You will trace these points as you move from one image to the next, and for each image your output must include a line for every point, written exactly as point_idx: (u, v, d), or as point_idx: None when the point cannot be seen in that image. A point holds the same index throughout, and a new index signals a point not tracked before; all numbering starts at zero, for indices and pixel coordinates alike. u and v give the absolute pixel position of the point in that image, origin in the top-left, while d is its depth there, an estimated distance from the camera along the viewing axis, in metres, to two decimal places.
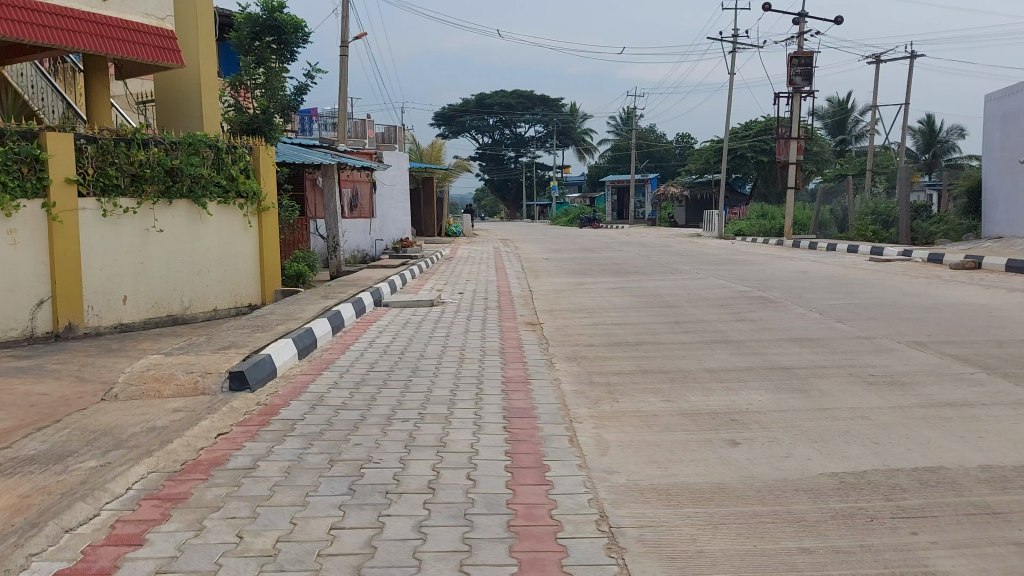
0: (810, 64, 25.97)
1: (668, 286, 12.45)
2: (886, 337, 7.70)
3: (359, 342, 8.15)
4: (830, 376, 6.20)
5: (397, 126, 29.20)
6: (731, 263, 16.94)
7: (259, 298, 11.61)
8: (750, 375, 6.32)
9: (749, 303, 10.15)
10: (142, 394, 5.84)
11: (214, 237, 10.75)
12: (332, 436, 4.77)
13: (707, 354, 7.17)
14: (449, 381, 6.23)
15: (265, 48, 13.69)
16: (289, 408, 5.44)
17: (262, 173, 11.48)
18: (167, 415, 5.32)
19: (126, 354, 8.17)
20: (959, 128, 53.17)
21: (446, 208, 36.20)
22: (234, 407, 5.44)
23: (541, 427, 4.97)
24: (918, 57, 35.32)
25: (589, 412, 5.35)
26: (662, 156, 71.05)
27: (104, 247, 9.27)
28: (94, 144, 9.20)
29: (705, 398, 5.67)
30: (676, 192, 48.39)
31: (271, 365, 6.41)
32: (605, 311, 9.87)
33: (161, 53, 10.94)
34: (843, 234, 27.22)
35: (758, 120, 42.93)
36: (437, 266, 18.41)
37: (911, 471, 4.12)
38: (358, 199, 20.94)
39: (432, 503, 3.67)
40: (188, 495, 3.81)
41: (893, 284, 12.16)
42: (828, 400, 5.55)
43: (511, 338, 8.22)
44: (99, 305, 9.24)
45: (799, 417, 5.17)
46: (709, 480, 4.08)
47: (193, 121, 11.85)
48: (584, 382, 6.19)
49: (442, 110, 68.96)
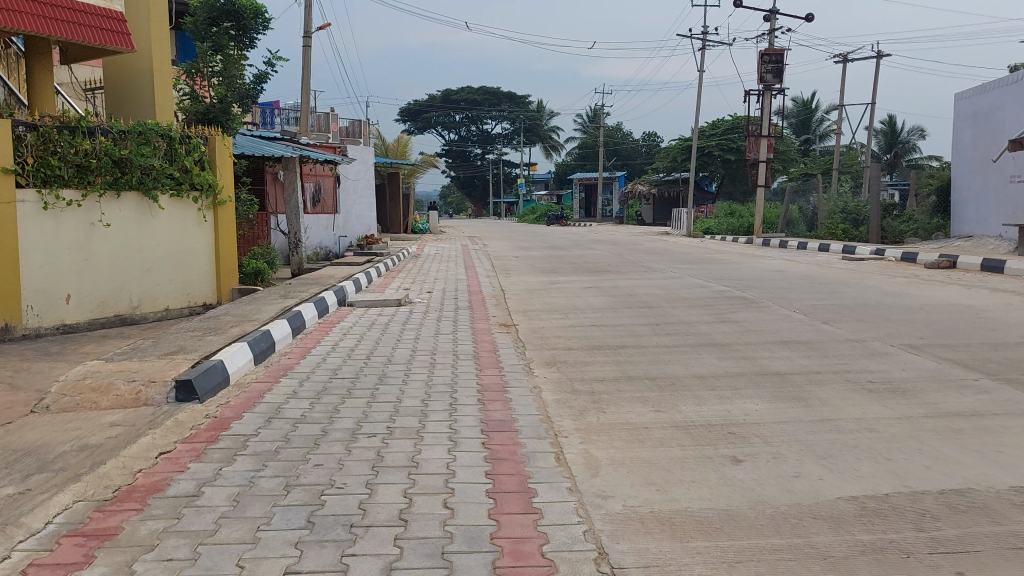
0: (780, 62, 25.79)
1: (643, 285, 12.04)
2: (877, 340, 7.33)
3: (322, 346, 7.60)
4: (827, 384, 5.80)
5: (362, 120, 28.50)
6: (705, 262, 16.61)
7: (214, 296, 11.02)
8: (743, 382, 5.89)
9: (731, 304, 9.75)
10: (77, 406, 5.25)
11: (165, 232, 10.13)
12: (288, 456, 4.24)
13: (695, 359, 6.74)
14: (419, 390, 5.73)
15: (223, 35, 13.04)
16: (242, 422, 4.89)
17: (218, 165, 10.88)
18: (102, 431, 4.74)
19: (67, 359, 7.54)
20: (919, 129, 53.99)
21: (411, 204, 35.53)
22: (179, 421, 4.89)
23: (523, 442, 4.49)
24: (885, 57, 35.46)
25: (574, 425, 4.87)
26: (629, 154, 70.94)
27: (46, 243, 8.62)
28: (34, 131, 8.54)
29: (698, 408, 5.23)
30: (643, 189, 48.04)
31: (222, 372, 5.85)
32: (581, 312, 9.42)
33: (110, 37, 10.18)
34: (812, 233, 27.12)
35: (725, 118, 42.84)
36: (405, 264, 17.78)
37: (937, 495, 3.69)
38: (321, 193, 20.24)
39: (404, 539, 3.17)
40: (119, 530, 3.25)
41: (872, 284, 11.88)
42: (830, 410, 5.12)
43: (484, 341, 7.73)
44: (39, 305, 8.57)
45: (802, 430, 4.73)
46: (716, 505, 3.60)
47: (144, 110, 11.15)
48: (565, 391, 5.71)
49: (408, 106, 68.09)
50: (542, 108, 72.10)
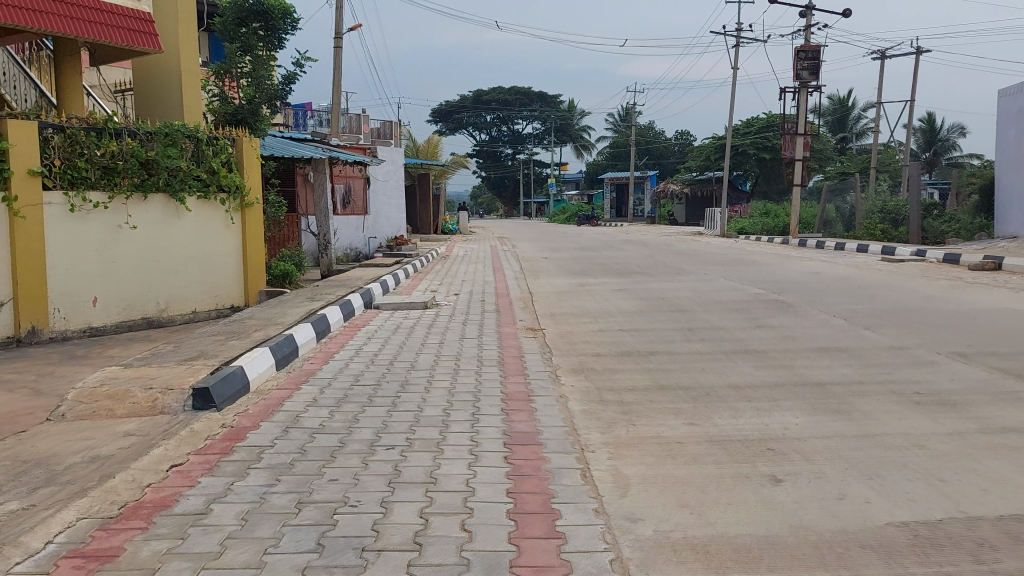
0: (817, 58, 25.25)
1: (676, 288, 11.75)
2: (923, 347, 7.00)
3: (345, 351, 7.45)
4: (870, 395, 5.51)
5: (393, 121, 28.45)
6: (740, 264, 16.24)
7: (242, 299, 10.93)
8: (782, 393, 5.62)
9: (767, 309, 9.45)
10: (93, 413, 5.14)
11: (192, 234, 10.06)
12: (303, 470, 4.07)
13: (729, 367, 6.48)
14: (442, 399, 5.53)
15: (252, 35, 12.89)
16: (258, 433, 4.74)
17: (247, 166, 10.79)
18: (115, 441, 4.61)
19: (91, 363, 7.46)
20: (959, 126, 52.81)
21: (442, 205, 35.45)
22: (194, 431, 4.75)
23: (548, 457, 4.28)
24: (924, 53, 34.65)
25: (603, 439, 4.64)
26: (661, 153, 70.30)
27: (72, 246, 8.58)
28: (61, 133, 8.50)
29: (734, 421, 4.97)
30: (675, 189, 47.45)
31: (242, 378, 5.70)
32: (612, 316, 9.17)
33: (138, 38, 10.22)
34: (850, 233, 26.54)
35: (760, 117, 42.22)
36: (434, 265, 17.61)
37: (996, 521, 3.41)
38: (351, 195, 20.20)
39: (417, 566, 2.97)
40: (120, 552, 3.10)
41: (914, 287, 11.48)
42: (874, 425, 4.84)
43: (510, 346, 7.52)
44: (65, 308, 8.54)
45: (845, 446, 4.47)
46: (753, 530, 3.36)
47: (173, 111, 11.13)
48: (593, 401, 5.48)
49: (440, 107, 68.21)
50: (574, 107, 71.75)
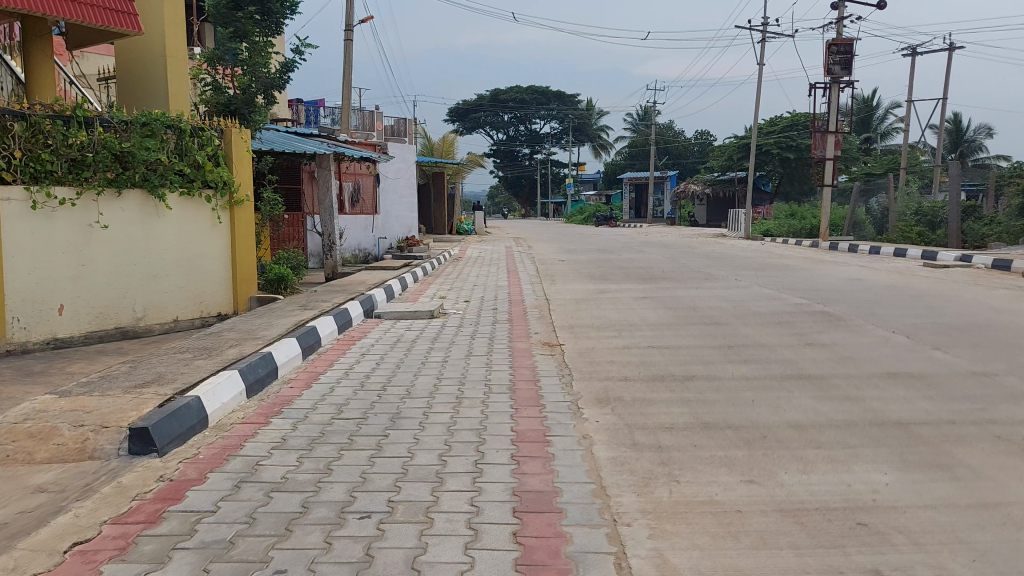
0: (850, 52, 24.04)
1: (708, 296, 10.67)
2: (1011, 375, 5.92)
3: (333, 372, 6.43)
4: (969, 442, 4.44)
5: (408, 118, 27.53)
6: (772, 268, 15.10)
7: (230, 306, 10.01)
8: (857, 438, 4.55)
9: (813, 322, 8.37)
10: (6, 458, 4.16)
11: (173, 234, 9.13)
12: (246, 553, 3.05)
13: (786, 399, 5.41)
14: (439, 441, 4.51)
15: (248, 20, 12.03)
16: (199, 492, 3.71)
17: (234, 160, 9.88)
18: (18, 501, 3.62)
19: (46, 381, 6.48)
20: (988, 127, 51.29)
21: (458, 203, 34.49)
22: (122, 487, 3.76)
23: (571, 534, 3.25)
24: (957, 49, 33.16)
25: (640, 504, 3.61)
26: (680, 153, 69.00)
27: (35, 247, 7.64)
28: (22, 121, 7.55)
29: (806, 479, 3.92)
30: (696, 189, 46.01)
31: (197, 412, 4.71)
32: (638, 329, 8.12)
33: (115, 18, 9.16)
34: (882, 235, 25.31)
35: (784, 115, 41.00)
36: (444, 268, 16.61)
37: None
38: (359, 193, 19.26)
39: None
40: None
41: (972, 297, 10.34)
42: (988, 489, 3.78)
43: (523, 367, 6.50)
44: (26, 317, 7.60)
45: (961, 522, 3.42)
46: None
47: (158, 99, 10.17)
48: (624, 445, 4.44)
49: (457, 106, 67.62)
50: (591, 107, 70.69)
